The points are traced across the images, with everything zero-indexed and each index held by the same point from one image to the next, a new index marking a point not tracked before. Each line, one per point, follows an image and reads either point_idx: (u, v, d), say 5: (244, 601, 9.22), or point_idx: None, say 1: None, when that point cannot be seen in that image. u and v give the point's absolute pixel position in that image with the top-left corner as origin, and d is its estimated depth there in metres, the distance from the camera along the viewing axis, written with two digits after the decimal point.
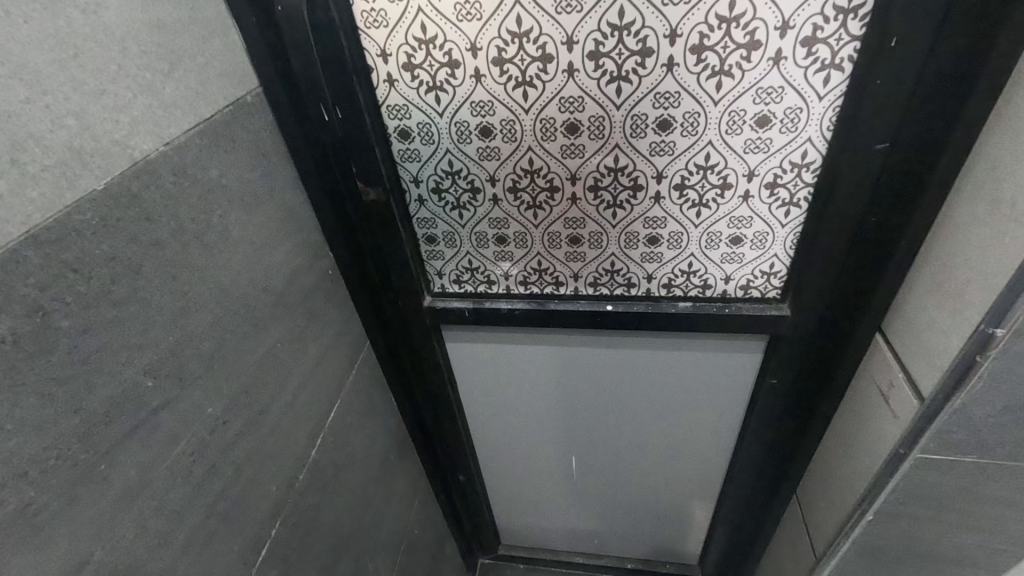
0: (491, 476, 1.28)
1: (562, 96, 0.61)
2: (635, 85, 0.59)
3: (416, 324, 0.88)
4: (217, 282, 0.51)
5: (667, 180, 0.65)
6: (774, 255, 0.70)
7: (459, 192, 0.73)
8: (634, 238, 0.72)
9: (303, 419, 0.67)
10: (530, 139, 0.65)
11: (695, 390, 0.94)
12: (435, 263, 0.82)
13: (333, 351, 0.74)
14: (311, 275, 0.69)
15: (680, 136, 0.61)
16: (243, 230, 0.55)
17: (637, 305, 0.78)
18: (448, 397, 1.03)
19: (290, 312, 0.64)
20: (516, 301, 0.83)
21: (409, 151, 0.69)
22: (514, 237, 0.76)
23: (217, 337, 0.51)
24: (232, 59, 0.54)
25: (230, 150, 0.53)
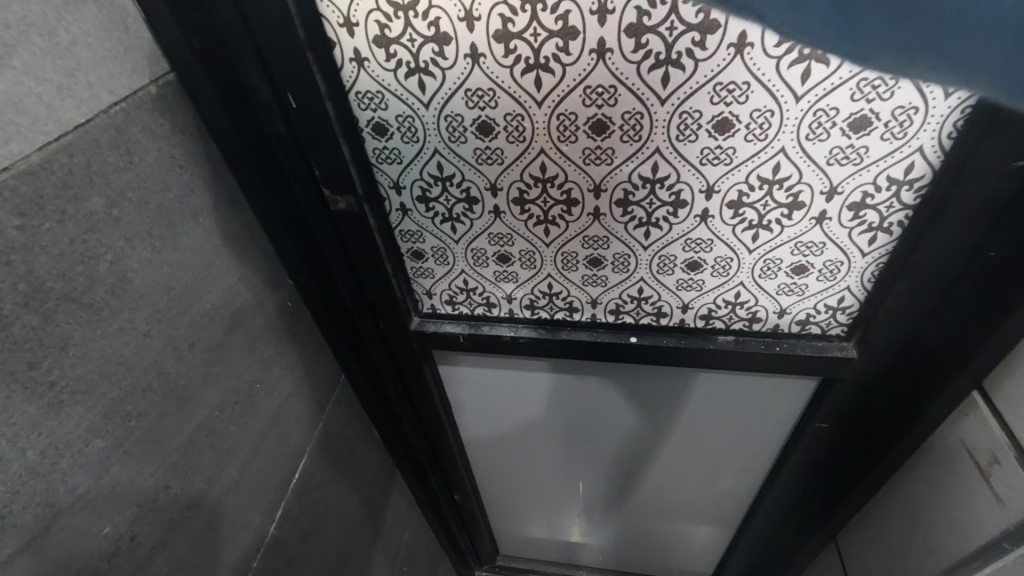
0: (489, 495, 1.18)
1: (585, 85, 0.47)
2: (687, 73, 0.46)
3: (400, 351, 0.74)
4: (110, 355, 0.37)
5: (718, 196, 0.54)
6: (845, 289, 0.61)
7: (451, 202, 0.58)
8: (670, 262, 0.61)
9: (256, 494, 0.53)
10: (544, 139, 0.52)
11: (728, 417, 0.83)
12: (423, 282, 0.68)
13: (299, 399, 0.61)
14: (265, 311, 0.54)
15: (742, 140, 0.50)
16: (154, 274, 0.40)
17: (672, 342, 0.68)
18: (442, 423, 0.90)
19: (236, 364, 0.50)
20: (521, 327, 0.70)
21: (381, 149, 0.54)
22: (520, 256, 0.63)
23: (118, 430, 0.37)
24: (123, 35, 0.38)
25: (125, 167, 0.37)
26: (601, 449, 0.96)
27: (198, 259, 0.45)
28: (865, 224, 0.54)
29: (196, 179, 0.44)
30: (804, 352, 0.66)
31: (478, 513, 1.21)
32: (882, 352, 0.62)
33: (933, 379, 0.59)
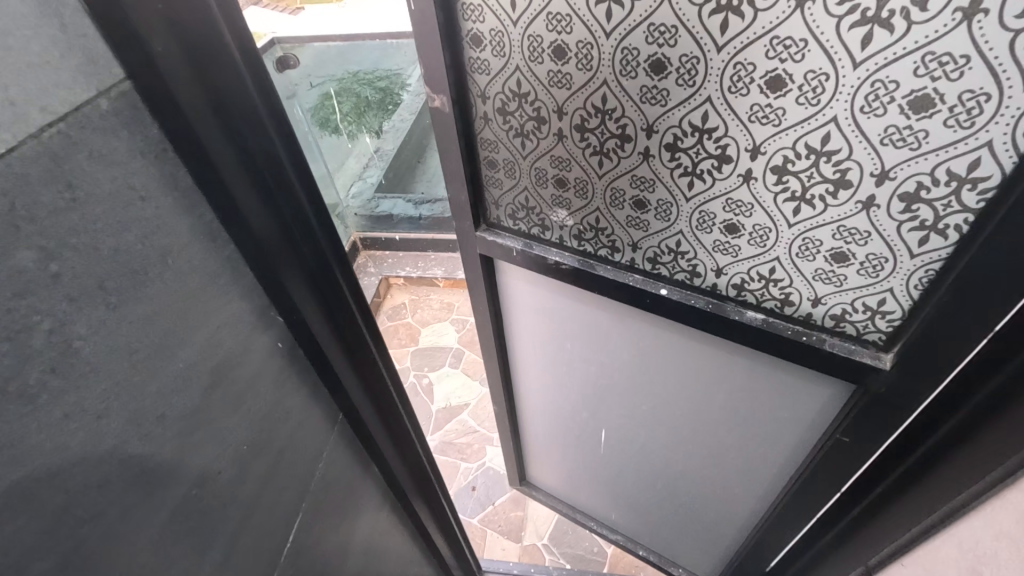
0: (528, 420, 1.40)
1: (650, 22, 0.58)
2: (746, 21, 0.53)
3: (471, 247, 1.00)
4: (55, 447, 0.29)
5: (763, 158, 0.60)
6: (887, 291, 0.61)
7: (524, 119, 0.76)
8: (709, 220, 0.70)
9: (246, 565, 0.47)
10: (606, 70, 0.65)
11: (737, 394, 0.88)
12: (495, 192, 0.90)
13: (293, 449, 0.53)
14: (255, 355, 0.46)
15: (795, 103, 0.55)
16: (110, 341, 0.32)
17: (700, 304, 0.77)
18: (499, 328, 1.15)
19: (220, 427, 0.42)
20: (566, 254, 0.89)
21: (478, 60, 0.75)
22: (575, 182, 0.79)
23: (64, 542, 0.30)
24: (63, 38, 0.28)
25: (66, 208, 0.29)
26: (622, 402, 1.10)
27: (171, 311, 0.37)
28: (918, 221, 0.55)
29: (166, 215, 0.36)
30: (837, 353, 0.68)
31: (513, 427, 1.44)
32: (915, 367, 0.62)
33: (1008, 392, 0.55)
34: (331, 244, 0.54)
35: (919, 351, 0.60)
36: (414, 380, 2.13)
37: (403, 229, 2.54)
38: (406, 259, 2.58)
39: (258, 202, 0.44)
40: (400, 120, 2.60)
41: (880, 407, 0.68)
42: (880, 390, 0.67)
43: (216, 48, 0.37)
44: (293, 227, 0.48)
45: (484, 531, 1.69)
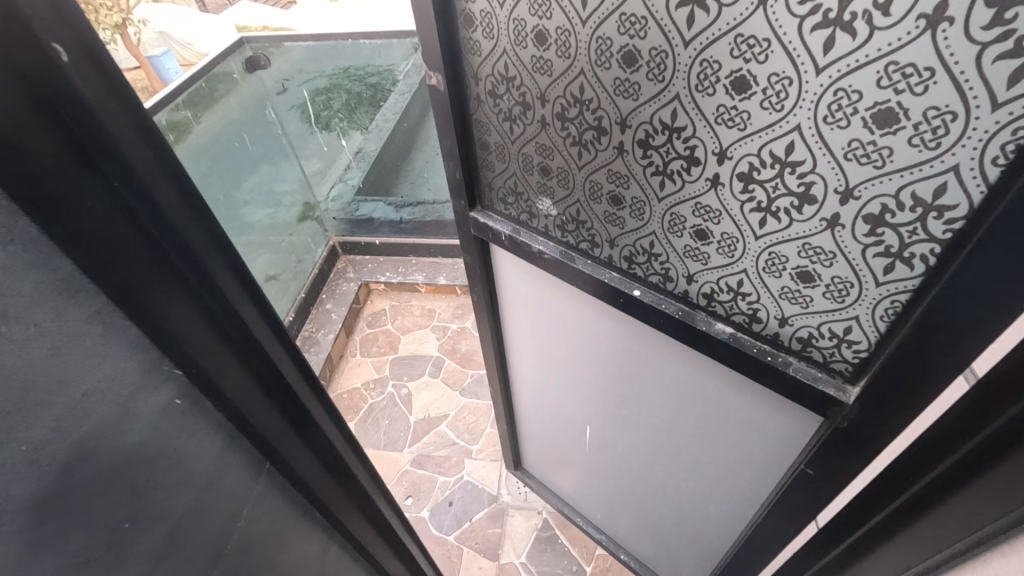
0: (522, 402, 1.45)
1: (621, 11, 0.60)
2: (712, 16, 0.53)
3: (467, 224, 1.06)
4: None
5: (730, 162, 0.61)
6: (853, 319, 0.61)
7: (511, 103, 0.81)
8: (681, 223, 0.71)
9: None
10: (583, 59, 0.67)
11: (704, 398, 0.91)
12: (489, 174, 0.96)
13: (204, 508, 0.48)
14: (147, 411, 0.41)
15: (759, 107, 0.55)
16: None
17: (671, 311, 0.80)
18: (495, 306, 1.22)
19: (91, 505, 0.37)
20: (550, 242, 0.94)
21: (472, 41, 0.79)
22: (557, 170, 0.82)
23: None
24: None
25: None
26: (606, 393, 1.13)
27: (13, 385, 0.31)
28: (882, 246, 0.54)
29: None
30: (799, 378, 0.69)
31: (508, 408, 1.49)
32: (877, 403, 0.61)
33: (983, 454, 0.51)
34: (237, 276, 0.47)
35: (883, 391, 0.60)
36: (393, 390, 2.09)
37: (382, 233, 2.50)
38: (386, 265, 2.52)
39: (128, 235, 0.37)
40: (385, 120, 2.64)
41: (847, 441, 0.68)
42: (846, 425, 0.67)
43: (46, 64, 0.30)
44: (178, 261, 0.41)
45: (461, 548, 1.63)
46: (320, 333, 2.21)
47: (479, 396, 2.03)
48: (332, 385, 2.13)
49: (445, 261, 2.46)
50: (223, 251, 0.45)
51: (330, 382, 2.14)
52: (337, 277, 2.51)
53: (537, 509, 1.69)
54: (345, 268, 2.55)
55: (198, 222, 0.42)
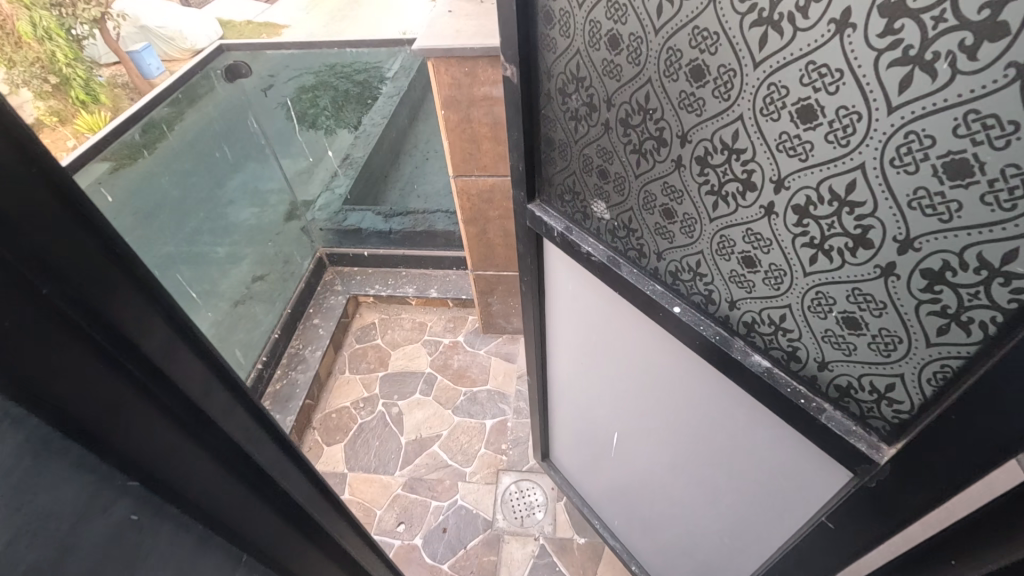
0: (559, 401, 1.41)
1: (695, 24, 0.55)
2: (785, 39, 0.48)
3: (521, 217, 1.04)
4: None
5: (786, 193, 0.56)
6: (898, 376, 0.55)
7: (578, 103, 0.77)
8: (729, 247, 0.66)
9: None
10: (652, 69, 0.62)
11: (745, 441, 0.84)
12: (549, 170, 0.92)
13: None
14: (104, 528, 0.35)
15: (824, 139, 0.50)
16: None
17: (708, 334, 0.74)
18: (542, 300, 1.19)
19: None
20: (598, 246, 0.89)
21: (548, 37, 0.77)
22: (614, 176, 0.78)
23: None
24: None
25: None
26: (639, 406, 1.08)
27: None
28: (939, 305, 0.48)
29: None
30: (832, 429, 0.63)
31: (544, 403, 1.48)
32: (910, 471, 0.56)
33: None
34: (199, 356, 0.40)
35: (923, 458, 0.54)
36: (383, 409, 2.03)
37: (372, 244, 2.48)
38: (375, 277, 2.48)
39: (55, 331, 0.30)
40: (371, 124, 2.36)
41: (874, 503, 0.63)
42: (873, 486, 0.62)
43: None
44: (118, 356, 0.34)
45: None
46: (307, 350, 2.18)
47: (471, 415, 1.97)
48: (320, 404, 2.08)
49: (436, 273, 2.44)
50: (177, 332, 0.38)
51: (318, 400, 2.09)
52: (325, 289, 2.48)
53: (534, 535, 1.64)
54: (332, 280, 2.52)
55: (142, 309, 0.35)
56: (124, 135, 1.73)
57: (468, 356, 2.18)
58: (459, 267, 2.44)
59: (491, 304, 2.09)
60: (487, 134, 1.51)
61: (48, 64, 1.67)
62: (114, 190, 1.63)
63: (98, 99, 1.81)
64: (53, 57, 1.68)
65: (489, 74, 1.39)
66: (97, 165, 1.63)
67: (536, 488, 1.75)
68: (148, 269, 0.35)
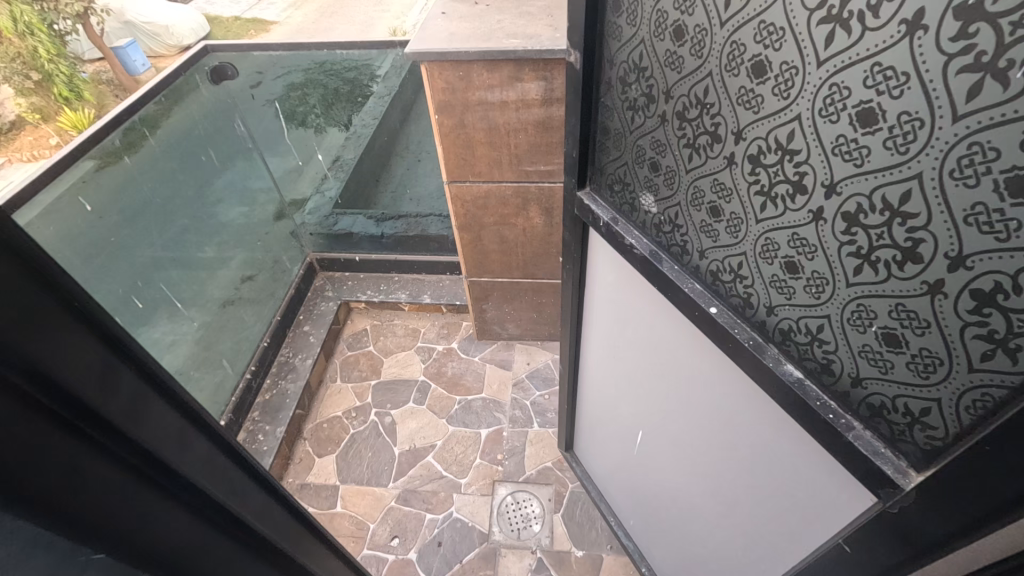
0: (589, 392, 1.42)
1: (762, 19, 0.54)
2: (853, 38, 0.46)
3: (570, 205, 1.05)
4: None
5: (838, 199, 0.53)
6: (935, 401, 0.52)
7: (638, 93, 0.77)
8: (774, 250, 0.64)
9: None
10: (714, 61, 0.61)
11: (768, 453, 0.82)
12: (602, 159, 0.93)
13: None
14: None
15: (882, 145, 0.47)
16: None
17: (742, 338, 0.72)
18: (582, 290, 1.20)
19: None
20: (642, 239, 0.89)
21: (615, 25, 0.78)
22: (666, 169, 0.77)
23: None
24: None
25: None
26: (664, 407, 1.07)
27: None
28: (986, 329, 0.45)
29: None
30: (857, 448, 0.61)
31: (575, 393, 1.49)
32: (936, 500, 0.53)
33: None
34: (175, 408, 0.39)
35: (953, 487, 0.51)
36: (375, 419, 1.98)
37: (363, 249, 2.47)
38: (368, 283, 2.46)
39: (12, 406, 0.28)
40: (362, 124, 2.26)
41: (895, 532, 0.60)
42: (894, 513, 0.59)
43: None
44: (92, 419, 0.32)
45: None
46: (297, 358, 2.14)
47: (466, 424, 1.94)
48: (312, 414, 2.04)
49: (430, 279, 2.43)
50: (152, 384, 0.37)
51: (309, 410, 2.05)
52: (315, 295, 2.45)
53: (531, 548, 1.61)
54: (323, 286, 2.50)
55: (112, 366, 0.33)
56: (104, 139, 1.62)
57: (463, 363, 2.14)
58: (453, 272, 2.43)
59: (486, 310, 2.05)
60: (482, 139, 1.48)
61: (28, 59, 1.47)
62: (93, 198, 1.55)
63: (82, 96, 1.64)
64: (36, 53, 1.48)
65: (484, 79, 1.35)
66: (83, 162, 1.56)
67: (533, 499, 1.72)
68: (119, 324, 0.34)
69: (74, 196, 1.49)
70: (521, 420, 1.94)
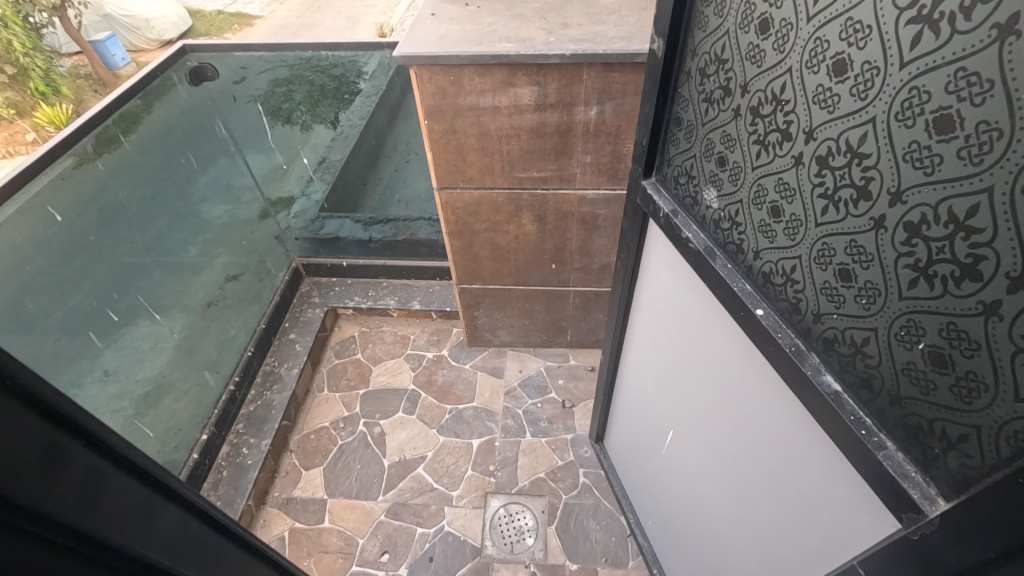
0: (627, 384, 1.44)
1: (850, 16, 0.53)
2: (940, 40, 0.45)
3: (633, 193, 1.06)
4: None
5: (901, 208, 0.51)
6: (974, 429, 0.49)
7: (715, 85, 0.77)
8: (829, 255, 0.63)
9: None
10: (795, 57, 0.61)
11: (796, 468, 0.80)
12: (671, 151, 0.94)
13: None
14: None
15: (955, 154, 0.45)
16: None
17: (784, 343, 0.72)
18: (634, 280, 1.20)
19: None
20: (699, 233, 0.89)
21: (702, 15, 0.78)
22: (732, 164, 0.77)
23: None
24: None
25: None
26: (696, 407, 1.07)
27: None
28: None
29: None
30: (886, 468, 0.59)
31: (614, 384, 1.51)
32: (962, 530, 0.51)
33: None
34: (133, 480, 0.37)
35: (981, 519, 0.48)
36: (364, 430, 1.94)
37: (348, 254, 2.41)
38: (355, 288, 2.39)
39: None
40: (349, 124, 2.23)
41: (916, 562, 0.57)
42: (916, 539, 0.56)
43: None
44: (34, 512, 0.29)
45: None
46: (283, 368, 2.08)
47: (457, 434, 1.90)
48: (298, 425, 1.98)
49: (420, 284, 2.38)
50: (104, 455, 0.34)
51: (296, 421, 1.99)
52: (301, 302, 2.36)
53: (524, 563, 1.58)
54: (309, 291, 2.42)
55: (57, 447, 0.31)
56: (76, 145, 1.52)
57: (453, 371, 2.11)
58: (443, 277, 2.38)
59: (476, 317, 2.01)
60: (473, 145, 1.43)
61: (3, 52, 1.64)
62: (61, 205, 1.45)
63: (59, 90, 1.73)
64: (11, 46, 1.65)
65: (475, 83, 1.31)
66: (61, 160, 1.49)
67: (526, 511, 1.68)
68: (62, 396, 0.31)
69: (42, 206, 1.40)
70: (514, 429, 1.91)
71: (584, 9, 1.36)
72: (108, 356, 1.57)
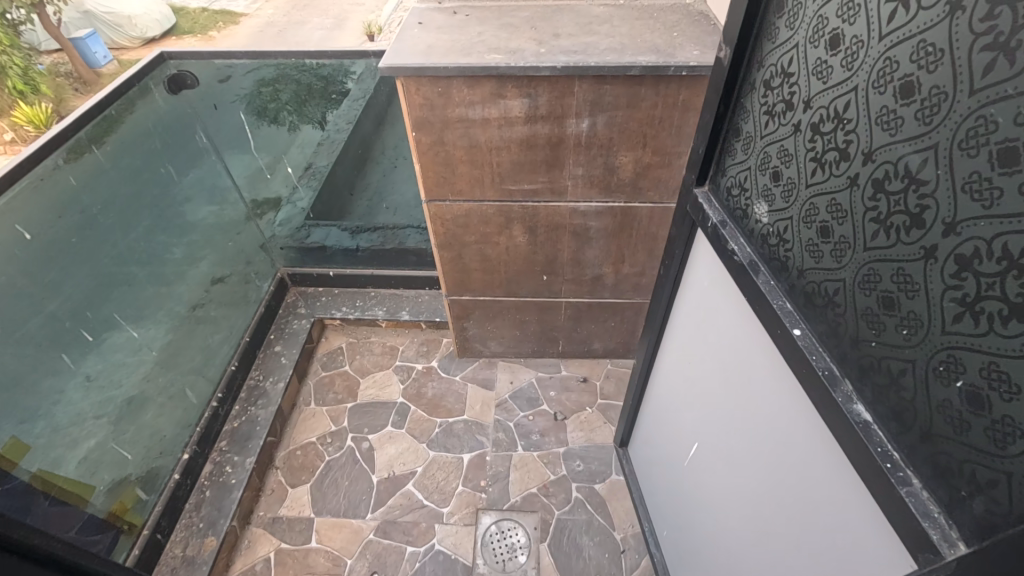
0: (657, 392, 1.42)
1: (922, 38, 0.51)
2: (1013, 70, 0.42)
3: (683, 200, 1.05)
4: None
5: (954, 240, 0.49)
6: (1006, 475, 0.46)
7: (779, 98, 0.76)
8: (875, 281, 0.61)
9: None
10: (863, 76, 0.59)
11: (817, 491, 0.77)
12: (728, 161, 0.92)
13: None
14: None
15: (1015, 190, 0.43)
16: None
17: (817, 366, 0.70)
18: (673, 287, 1.18)
19: None
20: (745, 246, 0.87)
21: (773, 26, 0.76)
22: (787, 180, 0.76)
23: None
24: None
25: None
26: (722, 421, 1.05)
27: None
28: None
29: None
30: (908, 505, 0.57)
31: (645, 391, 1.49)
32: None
33: None
34: None
35: (999, 567, 0.46)
36: (352, 445, 1.90)
37: (337, 266, 2.34)
38: (342, 298, 2.34)
39: None
40: (336, 128, 2.21)
41: None
42: None
43: None
44: None
45: None
46: (268, 382, 2.02)
47: (447, 449, 1.86)
48: (284, 440, 1.94)
49: (408, 294, 2.33)
50: None
51: (281, 437, 1.94)
52: (287, 313, 2.30)
53: None
54: (295, 301, 2.35)
55: None
56: (45, 160, 1.42)
57: (443, 384, 2.07)
58: (432, 286, 2.34)
59: (467, 329, 1.98)
60: (462, 158, 1.40)
61: None
62: (32, 224, 1.36)
63: (38, 89, 1.69)
64: None
65: (465, 95, 1.27)
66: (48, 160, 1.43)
67: (518, 528, 1.66)
68: None
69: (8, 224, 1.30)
70: (505, 443, 1.88)
71: (575, 18, 1.34)
72: (93, 361, 1.52)
